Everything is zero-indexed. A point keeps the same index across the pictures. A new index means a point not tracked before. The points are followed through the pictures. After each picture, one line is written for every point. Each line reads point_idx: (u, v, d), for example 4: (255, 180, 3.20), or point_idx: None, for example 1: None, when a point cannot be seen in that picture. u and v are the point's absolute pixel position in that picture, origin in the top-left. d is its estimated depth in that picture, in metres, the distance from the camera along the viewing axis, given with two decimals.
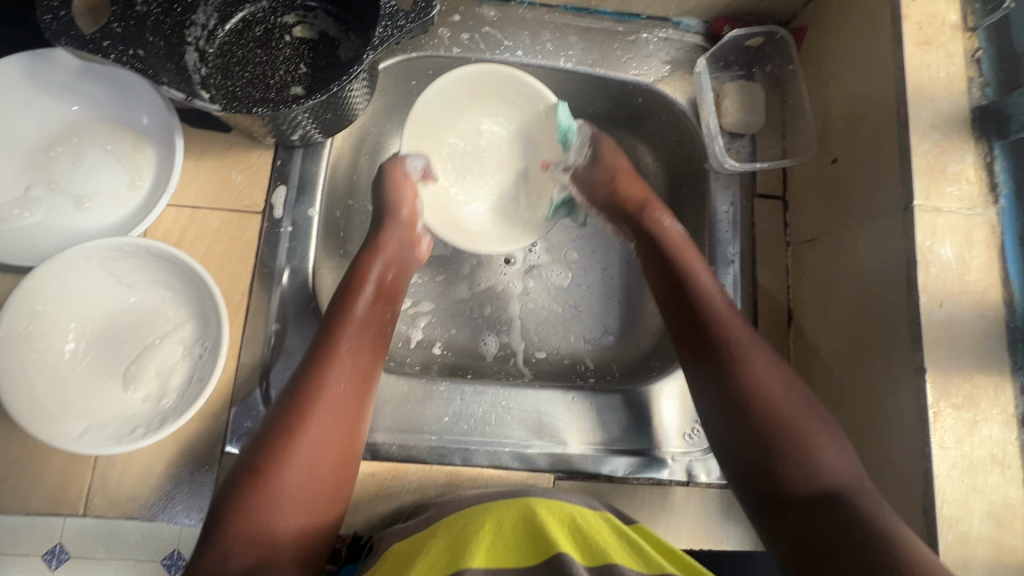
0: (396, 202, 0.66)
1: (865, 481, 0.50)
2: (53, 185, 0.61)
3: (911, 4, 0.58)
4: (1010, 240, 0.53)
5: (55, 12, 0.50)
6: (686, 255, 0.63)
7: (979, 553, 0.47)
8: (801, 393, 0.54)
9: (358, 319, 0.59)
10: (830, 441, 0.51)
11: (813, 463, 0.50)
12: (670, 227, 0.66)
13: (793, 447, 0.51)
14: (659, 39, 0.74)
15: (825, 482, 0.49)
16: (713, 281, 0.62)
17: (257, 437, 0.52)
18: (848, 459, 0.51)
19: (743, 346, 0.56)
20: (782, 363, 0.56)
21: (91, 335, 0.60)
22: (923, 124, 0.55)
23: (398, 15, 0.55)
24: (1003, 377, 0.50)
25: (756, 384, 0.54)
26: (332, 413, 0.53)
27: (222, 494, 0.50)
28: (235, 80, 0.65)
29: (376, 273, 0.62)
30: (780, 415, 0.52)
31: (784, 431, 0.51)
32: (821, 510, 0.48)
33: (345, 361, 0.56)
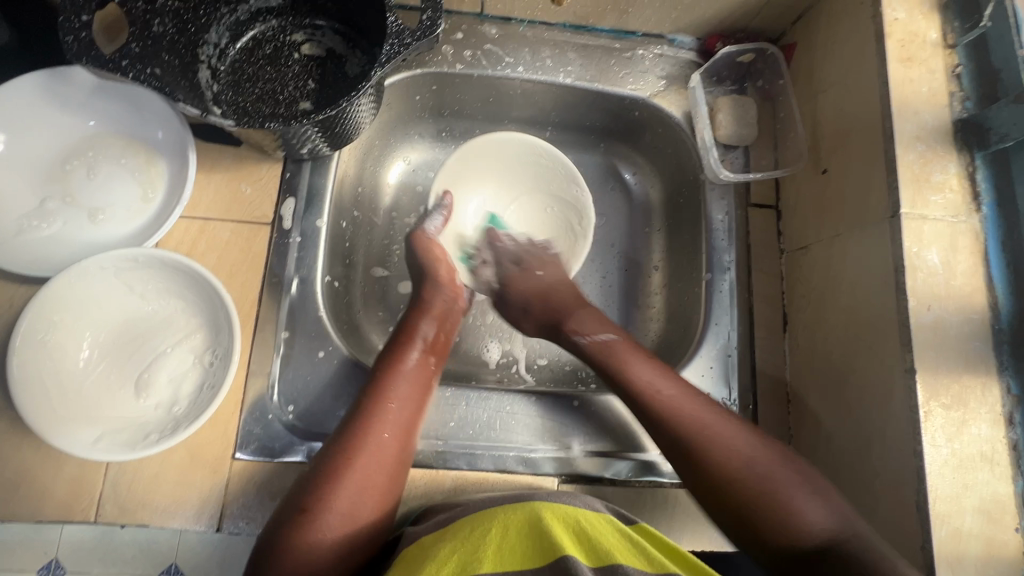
0: (431, 262, 0.70)
1: (851, 524, 0.49)
2: (68, 198, 0.63)
3: (894, 23, 0.61)
4: (993, 246, 0.56)
5: (77, 33, 0.52)
6: (634, 364, 0.62)
7: (971, 548, 0.49)
8: (766, 463, 0.53)
9: (407, 371, 0.61)
10: (806, 490, 0.51)
11: (801, 518, 0.49)
12: (611, 342, 0.65)
13: (767, 511, 0.50)
14: (654, 55, 0.77)
15: (812, 538, 0.48)
16: (661, 375, 0.61)
17: (308, 476, 0.53)
18: (823, 505, 0.50)
19: (708, 431, 0.55)
20: (732, 424, 0.56)
21: (105, 343, 0.61)
22: (908, 136, 0.57)
23: (405, 34, 0.57)
24: (990, 377, 0.52)
25: (722, 462, 0.53)
26: (380, 458, 0.55)
27: (273, 530, 0.51)
28: (245, 96, 0.67)
29: (424, 330, 0.65)
30: (761, 484, 0.52)
31: (756, 492, 0.51)
32: (822, 565, 0.47)
33: (398, 410, 0.58)
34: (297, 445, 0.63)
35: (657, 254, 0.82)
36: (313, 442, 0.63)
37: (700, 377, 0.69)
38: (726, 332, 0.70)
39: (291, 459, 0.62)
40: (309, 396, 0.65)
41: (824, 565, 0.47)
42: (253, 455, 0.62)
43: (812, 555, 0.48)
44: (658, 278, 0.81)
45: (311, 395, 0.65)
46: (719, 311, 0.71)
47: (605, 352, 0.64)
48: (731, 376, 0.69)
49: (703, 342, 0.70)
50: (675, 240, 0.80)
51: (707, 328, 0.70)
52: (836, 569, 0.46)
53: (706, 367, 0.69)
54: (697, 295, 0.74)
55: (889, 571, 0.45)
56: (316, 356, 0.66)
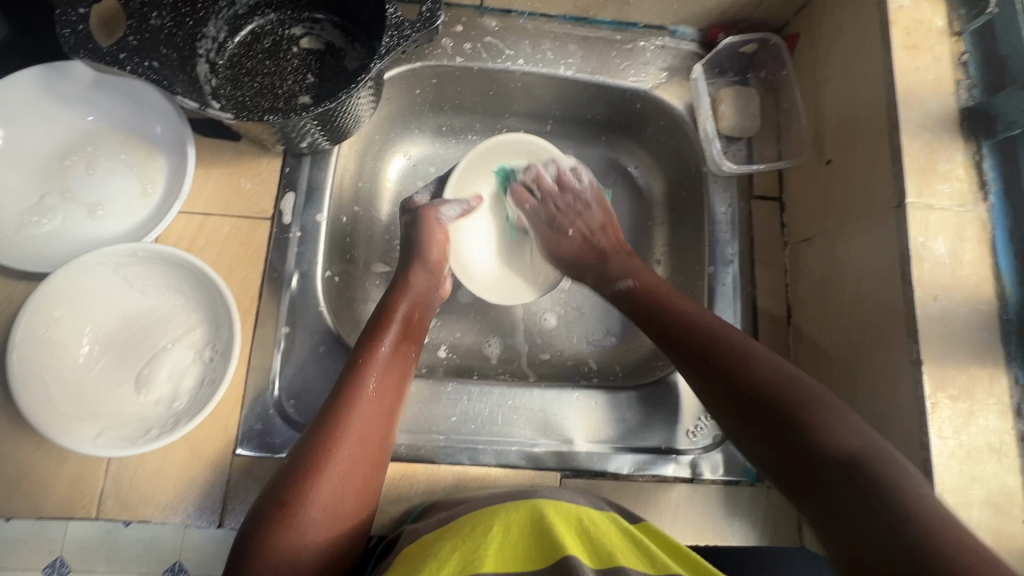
0: (423, 241, 0.70)
1: (874, 444, 0.44)
2: (67, 194, 0.63)
3: (899, 10, 0.60)
4: (1000, 235, 0.55)
5: (73, 26, 0.52)
6: (686, 307, 0.61)
7: (979, 540, 0.49)
8: (790, 372, 0.50)
9: (384, 358, 0.59)
10: (838, 416, 0.46)
11: (823, 434, 0.45)
12: (632, 288, 0.67)
13: (796, 422, 0.47)
14: (656, 47, 0.77)
15: (833, 454, 0.44)
16: (702, 311, 0.60)
17: (286, 470, 0.52)
18: (853, 425, 0.45)
19: (741, 352, 0.54)
20: (767, 354, 0.53)
21: (105, 339, 0.61)
22: (914, 124, 0.57)
23: (404, 25, 0.56)
24: (998, 368, 0.52)
25: (752, 379, 0.51)
26: (359, 447, 0.54)
27: (249, 530, 0.49)
28: (244, 90, 0.67)
29: (402, 312, 0.64)
30: (790, 395, 0.48)
31: (792, 398, 0.48)
32: (845, 476, 0.42)
33: (377, 400, 0.57)
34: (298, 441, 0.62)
35: (660, 248, 0.82)
36: None
37: None
38: (730, 325, 0.70)
39: None
40: (309, 391, 0.65)
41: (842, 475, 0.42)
42: (255, 450, 0.62)
43: (824, 463, 0.44)
44: (661, 272, 0.80)
45: (312, 391, 0.65)
46: (722, 304, 0.70)
47: (638, 295, 0.65)
48: None
49: None
50: (677, 233, 0.80)
51: None
52: (849, 479, 0.42)
53: None
54: (700, 288, 0.73)
55: (912, 493, 0.40)
56: (317, 351, 0.66)
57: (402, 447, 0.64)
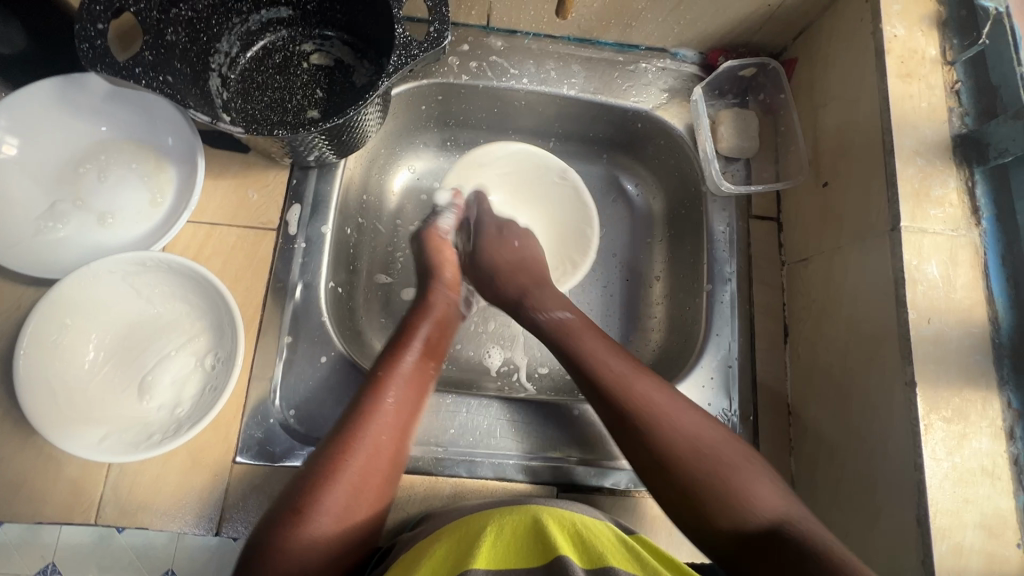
0: (438, 262, 0.72)
1: (796, 506, 0.51)
2: (79, 202, 0.64)
3: (894, 39, 0.61)
4: (993, 260, 0.56)
5: (92, 41, 0.53)
6: (600, 350, 0.61)
7: (973, 563, 0.49)
8: (702, 444, 0.54)
9: (407, 372, 0.60)
10: (758, 476, 0.52)
11: (744, 509, 0.50)
12: (564, 320, 0.65)
13: (719, 492, 0.51)
14: (657, 69, 0.78)
15: (761, 521, 0.50)
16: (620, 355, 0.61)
17: (302, 476, 0.52)
18: (774, 490, 0.51)
19: (663, 420, 0.55)
20: (687, 412, 0.56)
21: (110, 345, 0.62)
22: (907, 150, 0.58)
23: (412, 45, 0.58)
24: (991, 391, 0.52)
25: (669, 441, 0.54)
26: (376, 461, 0.54)
27: (262, 532, 0.50)
28: (254, 104, 0.68)
29: (424, 331, 0.65)
30: (707, 471, 0.52)
31: (709, 476, 0.52)
32: (771, 551, 0.48)
33: (396, 413, 0.57)
34: (297, 450, 0.63)
35: (659, 265, 0.83)
36: (313, 446, 0.63)
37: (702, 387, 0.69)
38: (727, 342, 0.70)
39: (291, 464, 0.62)
40: (310, 400, 0.65)
41: (770, 546, 0.48)
42: (253, 459, 0.62)
43: (757, 539, 0.49)
44: (659, 288, 0.82)
45: (312, 400, 0.65)
46: (719, 322, 0.71)
47: (556, 334, 0.64)
48: (732, 386, 0.69)
49: (704, 353, 0.70)
50: (676, 251, 0.81)
51: (708, 338, 0.71)
52: (783, 553, 0.47)
53: (707, 378, 0.69)
54: (698, 305, 0.74)
55: (829, 545, 0.47)
56: (319, 361, 0.66)
57: None
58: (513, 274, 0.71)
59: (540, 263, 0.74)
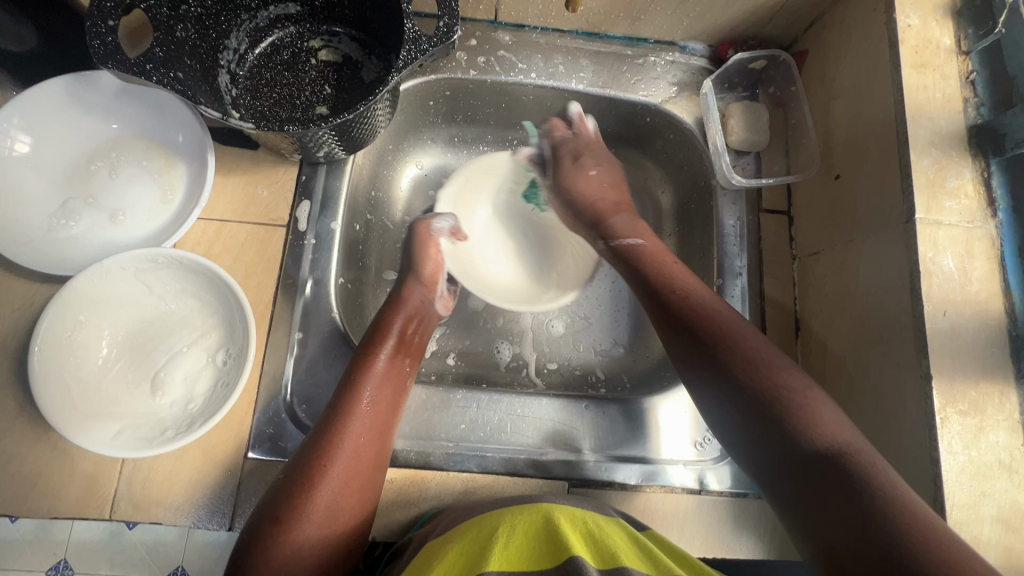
0: (421, 254, 0.72)
1: (858, 441, 0.50)
2: (91, 200, 0.65)
3: (907, 29, 0.61)
4: (1009, 252, 0.55)
5: (102, 37, 0.53)
6: (674, 270, 0.64)
7: (990, 557, 0.48)
8: (771, 359, 0.54)
9: (381, 372, 0.60)
10: (825, 403, 0.52)
11: (809, 427, 0.50)
12: (639, 248, 0.68)
13: (783, 405, 0.51)
14: (666, 62, 0.78)
15: (823, 445, 0.49)
16: (690, 278, 0.63)
17: (281, 485, 0.53)
18: (842, 423, 0.50)
19: (739, 334, 0.56)
20: (760, 341, 0.56)
21: (123, 342, 0.62)
22: (922, 141, 0.57)
23: (421, 40, 0.58)
24: (1008, 384, 0.52)
25: (737, 357, 0.55)
26: (357, 464, 0.55)
27: (243, 545, 0.50)
28: (263, 100, 0.69)
29: (397, 327, 0.65)
30: (771, 396, 0.52)
31: (778, 390, 0.52)
32: (828, 468, 0.47)
33: (372, 414, 0.58)
34: None
35: None
36: None
37: None
38: None
39: None
40: (321, 396, 0.65)
41: (827, 466, 0.48)
42: (265, 454, 0.62)
43: (815, 460, 0.48)
44: None
45: (323, 396, 0.65)
46: None
47: (638, 261, 0.66)
48: None
49: None
50: (685, 246, 0.81)
51: None
52: (839, 473, 0.47)
53: None
54: None
55: (889, 483, 0.46)
56: (329, 356, 0.66)
57: (411, 453, 0.65)
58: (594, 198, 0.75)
59: (620, 188, 0.77)
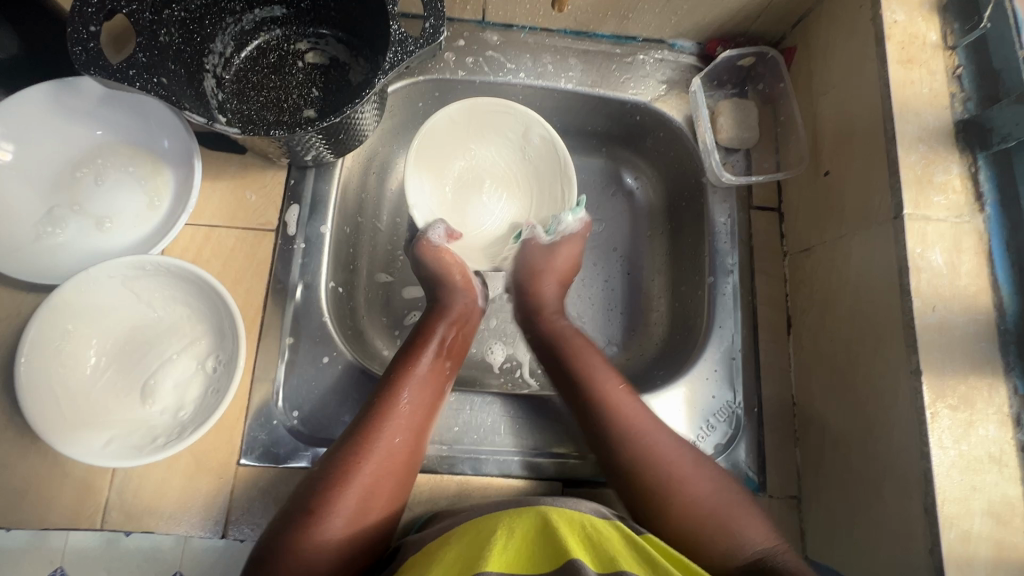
0: (443, 270, 0.70)
1: (782, 543, 0.54)
2: (77, 207, 0.64)
3: (894, 25, 0.61)
4: (997, 246, 0.55)
5: (84, 43, 0.53)
6: (592, 364, 0.65)
7: (981, 551, 0.49)
8: (666, 458, 0.58)
9: (422, 375, 0.61)
10: (748, 514, 0.55)
11: (738, 539, 0.53)
12: (569, 333, 0.69)
13: (715, 534, 0.53)
14: (655, 60, 0.78)
15: (750, 552, 0.52)
16: (610, 370, 0.64)
17: (318, 475, 0.53)
18: (761, 523, 0.54)
19: (663, 458, 0.58)
20: (684, 453, 0.58)
21: (112, 350, 0.62)
22: (909, 137, 0.57)
23: (408, 42, 0.57)
24: (997, 378, 0.52)
25: (667, 477, 0.56)
26: (392, 463, 0.55)
27: (274, 531, 0.51)
28: (250, 104, 0.68)
29: (439, 333, 0.66)
30: (666, 484, 0.56)
31: (708, 521, 0.54)
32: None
33: (412, 416, 0.58)
34: (301, 450, 0.63)
35: (660, 258, 0.82)
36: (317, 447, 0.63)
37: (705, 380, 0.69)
38: (730, 335, 0.70)
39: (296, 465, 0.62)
40: (313, 401, 0.65)
41: (758, 573, 0.50)
42: (258, 460, 0.62)
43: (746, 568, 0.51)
44: (661, 282, 0.81)
45: (315, 400, 0.65)
46: (722, 314, 0.71)
47: (564, 341, 0.68)
48: (736, 378, 0.69)
49: (708, 345, 0.70)
50: (677, 244, 0.80)
51: (711, 330, 0.70)
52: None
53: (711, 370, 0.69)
54: (701, 297, 0.74)
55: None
56: (321, 361, 0.66)
57: None
58: (538, 288, 0.73)
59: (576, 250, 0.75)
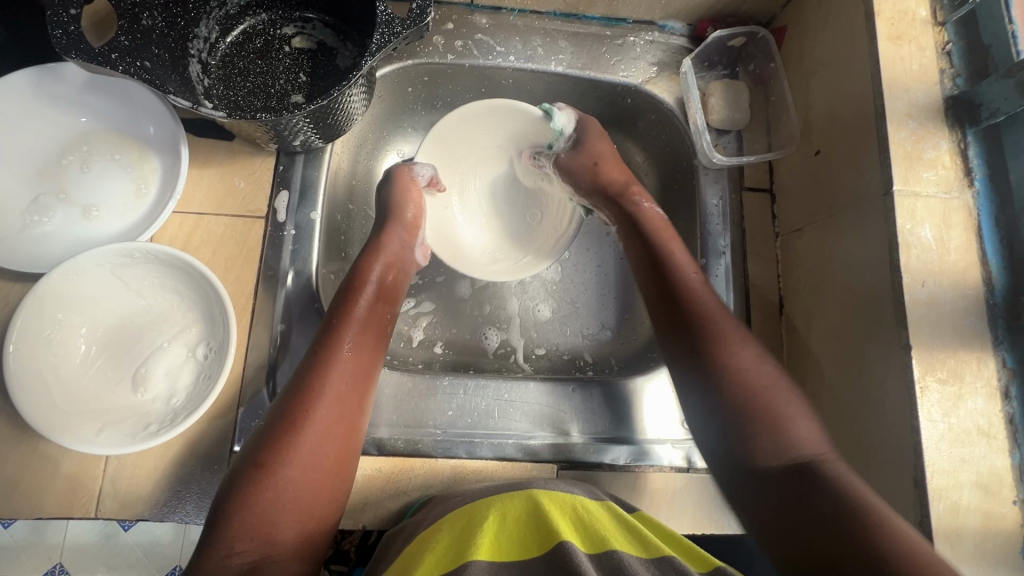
0: (400, 198, 0.70)
1: (833, 450, 0.50)
2: (63, 196, 0.63)
3: (883, 1, 0.61)
4: (985, 221, 0.56)
5: (66, 27, 0.52)
6: (668, 242, 0.65)
7: (969, 521, 0.49)
8: (774, 387, 0.54)
9: (360, 318, 0.60)
10: (802, 412, 0.52)
11: (787, 436, 0.50)
12: (660, 223, 0.67)
13: (762, 426, 0.51)
14: (645, 42, 0.77)
15: (797, 454, 0.49)
16: (689, 258, 0.64)
17: (264, 431, 0.52)
18: (813, 430, 0.51)
19: (735, 362, 0.55)
20: (768, 369, 0.55)
21: (102, 339, 0.61)
22: (899, 113, 0.57)
23: (394, 23, 0.56)
24: (985, 351, 0.53)
25: (726, 365, 0.55)
26: (336, 410, 0.54)
27: (226, 488, 0.50)
28: (236, 90, 0.67)
29: (377, 274, 0.64)
30: (727, 385, 0.54)
31: (762, 407, 0.52)
32: (801, 485, 0.47)
33: (352, 362, 0.57)
34: None
35: None
36: None
37: None
38: None
39: None
40: None
41: (801, 476, 0.47)
42: None
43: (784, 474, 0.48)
44: None
45: None
46: None
47: (646, 223, 0.67)
48: None
49: None
50: None
51: None
52: (806, 487, 0.46)
53: None
54: None
55: (864, 495, 0.45)
56: None
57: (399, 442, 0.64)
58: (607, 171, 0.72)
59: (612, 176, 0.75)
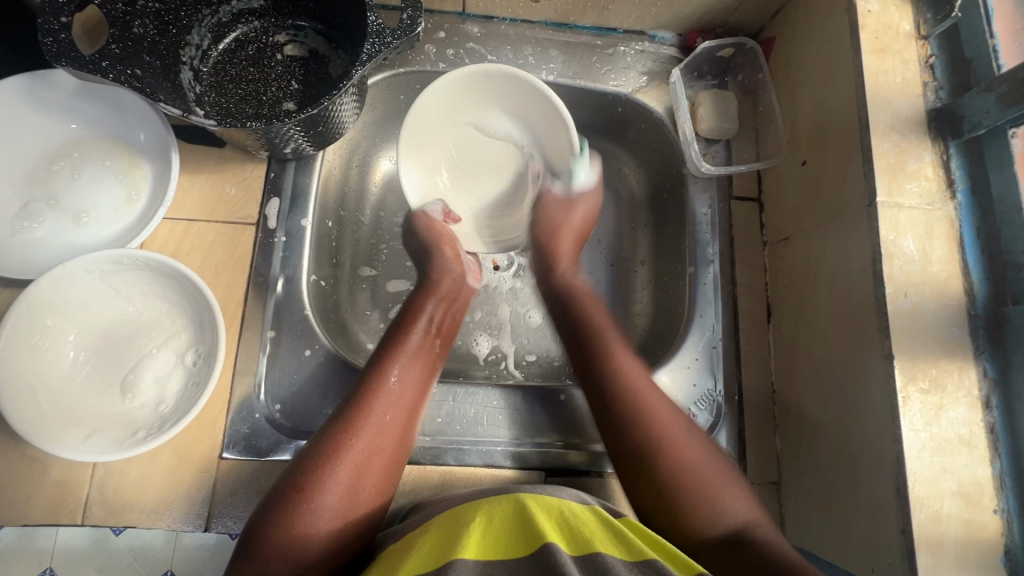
0: (437, 241, 0.72)
1: (763, 518, 0.53)
2: (53, 202, 0.63)
3: (867, 15, 0.61)
4: (967, 232, 0.56)
5: (55, 34, 0.52)
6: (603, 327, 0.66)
7: (950, 530, 0.50)
8: (668, 436, 0.56)
9: (411, 350, 0.61)
10: (734, 485, 0.54)
11: (717, 509, 0.52)
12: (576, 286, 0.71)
13: (693, 498, 0.53)
14: (636, 51, 0.78)
15: (730, 524, 0.51)
16: (637, 366, 0.62)
17: (305, 454, 0.53)
18: (744, 497, 0.53)
19: (661, 423, 0.57)
20: (682, 422, 0.58)
21: (91, 346, 0.61)
22: (883, 126, 0.58)
23: (385, 33, 0.57)
24: (967, 361, 0.53)
25: (655, 431, 0.56)
26: (382, 440, 0.54)
27: (263, 509, 0.50)
28: (228, 97, 0.68)
29: (428, 311, 0.66)
30: (636, 419, 0.57)
31: (692, 484, 0.53)
32: (732, 556, 0.49)
33: (402, 392, 0.58)
34: (284, 444, 0.63)
35: (643, 249, 0.82)
36: (300, 439, 0.63)
37: (687, 368, 0.69)
38: (711, 324, 0.71)
39: (279, 458, 0.62)
40: (295, 394, 0.65)
41: (736, 549, 0.50)
42: (240, 454, 0.62)
43: (722, 545, 0.50)
44: (644, 273, 0.81)
45: (298, 394, 0.65)
46: (703, 304, 0.71)
47: (575, 298, 0.70)
48: (716, 367, 0.70)
49: (689, 335, 0.70)
50: (659, 235, 0.81)
51: (692, 320, 0.71)
52: (743, 556, 0.49)
53: (692, 359, 0.70)
54: (681, 288, 0.74)
55: (789, 555, 0.48)
56: (303, 355, 0.66)
57: None
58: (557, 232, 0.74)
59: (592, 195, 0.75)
